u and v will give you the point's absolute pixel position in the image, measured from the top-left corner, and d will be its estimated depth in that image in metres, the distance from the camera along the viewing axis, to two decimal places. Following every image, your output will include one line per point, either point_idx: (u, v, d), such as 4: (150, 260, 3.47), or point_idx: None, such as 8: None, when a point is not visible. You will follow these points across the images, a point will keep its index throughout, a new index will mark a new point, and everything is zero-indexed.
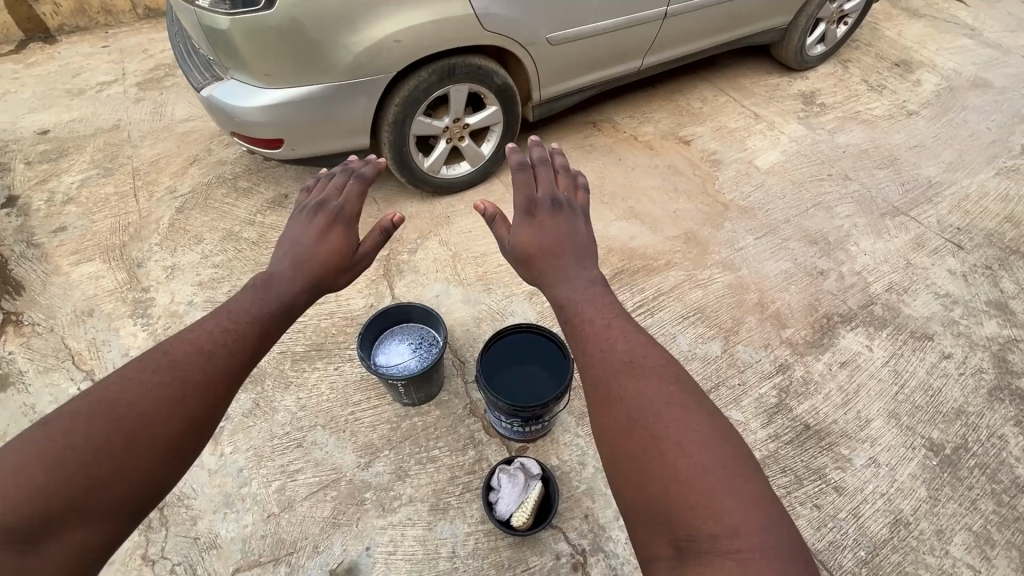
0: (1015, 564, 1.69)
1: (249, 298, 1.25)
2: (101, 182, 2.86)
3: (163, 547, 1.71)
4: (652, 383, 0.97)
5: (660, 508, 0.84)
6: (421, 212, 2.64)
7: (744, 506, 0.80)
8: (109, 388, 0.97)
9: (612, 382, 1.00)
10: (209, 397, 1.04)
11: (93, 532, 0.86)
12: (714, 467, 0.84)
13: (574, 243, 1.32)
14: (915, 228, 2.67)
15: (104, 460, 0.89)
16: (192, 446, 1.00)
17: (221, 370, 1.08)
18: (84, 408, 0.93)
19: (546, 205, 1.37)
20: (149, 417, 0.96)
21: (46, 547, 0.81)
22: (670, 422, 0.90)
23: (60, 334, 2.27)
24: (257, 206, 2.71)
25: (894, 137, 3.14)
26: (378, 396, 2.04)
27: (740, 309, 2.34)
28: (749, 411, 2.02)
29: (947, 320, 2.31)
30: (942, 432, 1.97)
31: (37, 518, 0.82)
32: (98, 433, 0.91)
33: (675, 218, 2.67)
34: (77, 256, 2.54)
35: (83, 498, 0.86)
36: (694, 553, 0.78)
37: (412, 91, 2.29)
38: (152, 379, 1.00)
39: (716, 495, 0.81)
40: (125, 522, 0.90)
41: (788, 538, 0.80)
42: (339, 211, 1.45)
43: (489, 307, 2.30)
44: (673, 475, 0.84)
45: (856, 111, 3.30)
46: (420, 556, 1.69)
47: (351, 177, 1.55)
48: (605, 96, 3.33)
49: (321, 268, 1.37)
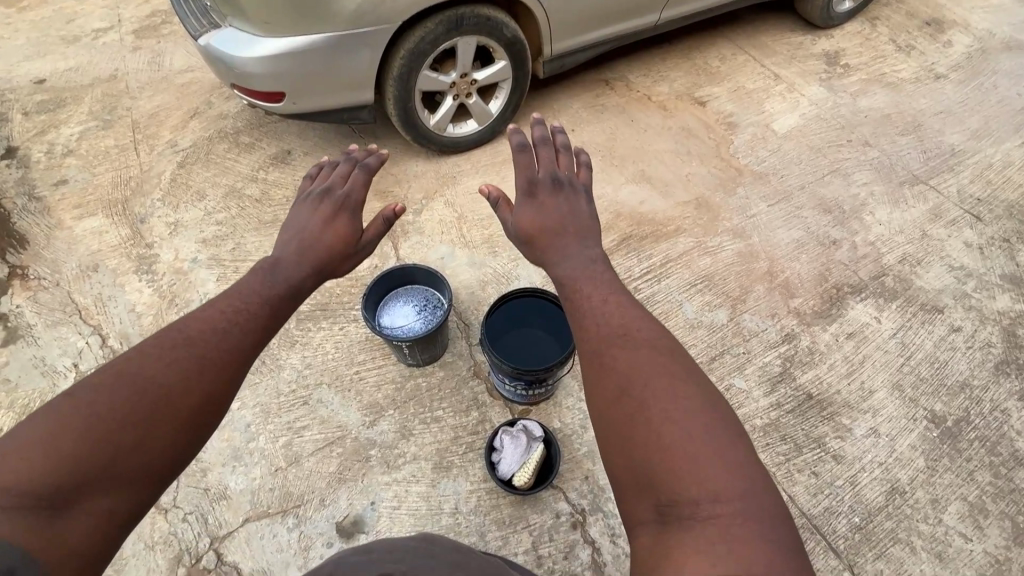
0: (1007, 533, 1.72)
1: (257, 280, 1.24)
2: (101, 134, 2.80)
3: (175, 497, 1.76)
4: (642, 352, 0.96)
5: (644, 472, 0.83)
6: (426, 171, 2.59)
7: (727, 473, 0.80)
8: (126, 363, 0.96)
9: (601, 351, 0.99)
10: (225, 373, 1.03)
11: (117, 500, 0.85)
12: (698, 432, 0.83)
13: (576, 220, 1.29)
14: (934, 198, 2.60)
15: (126, 430, 0.88)
16: (212, 419, 1.00)
17: (236, 348, 1.08)
18: (104, 380, 0.92)
19: (547, 184, 1.33)
20: (170, 389, 0.95)
21: (74, 513, 0.81)
22: (657, 390, 0.90)
23: (66, 289, 2.28)
24: (260, 162, 2.65)
25: (919, 102, 3.01)
26: (382, 356, 2.05)
27: (749, 277, 2.31)
28: (752, 379, 2.03)
29: (959, 293, 2.27)
30: (944, 404, 1.97)
31: (62, 486, 0.81)
32: (121, 403, 0.90)
33: (686, 183, 2.60)
34: (80, 210, 2.51)
35: (108, 465, 0.85)
36: (675, 520, 0.79)
37: (418, 44, 2.20)
38: (171, 354, 1.00)
39: (700, 462, 0.81)
40: (146, 491, 0.89)
41: (770, 505, 0.80)
42: (346, 199, 1.43)
43: (494, 270, 2.28)
44: (657, 442, 0.84)
45: (881, 74, 3.15)
46: (424, 512, 1.74)
47: (355, 166, 1.51)
48: (619, 52, 3.19)
49: (329, 252, 1.35)
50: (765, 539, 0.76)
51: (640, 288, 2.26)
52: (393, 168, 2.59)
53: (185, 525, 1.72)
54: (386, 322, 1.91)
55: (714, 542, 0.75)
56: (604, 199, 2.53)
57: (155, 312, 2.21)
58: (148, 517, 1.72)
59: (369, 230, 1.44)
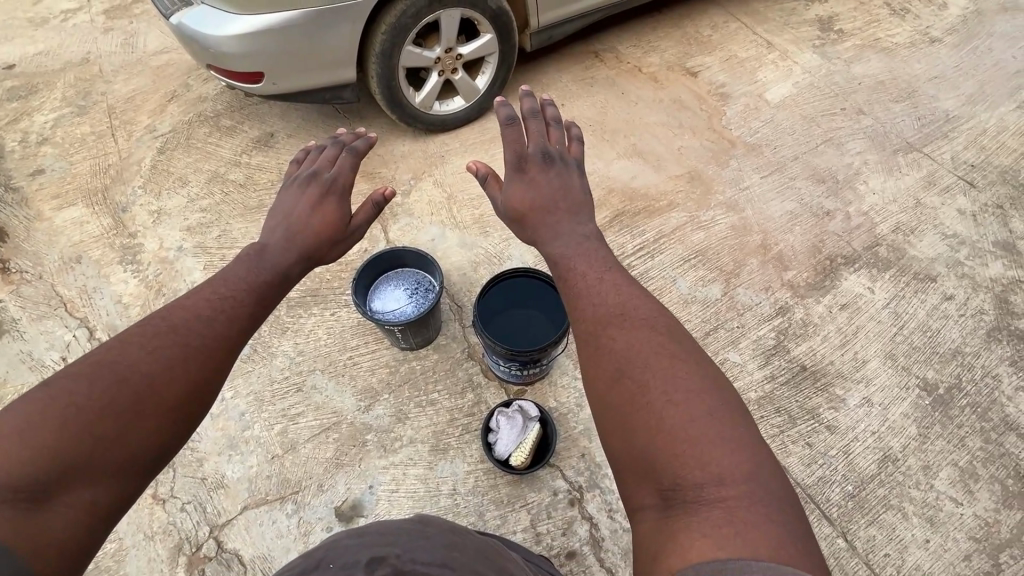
0: (996, 497, 1.75)
1: (244, 267, 1.21)
2: (76, 121, 2.71)
3: (172, 487, 1.76)
4: (641, 334, 0.95)
5: (646, 457, 0.82)
6: (413, 151, 2.53)
7: (731, 453, 0.79)
8: (108, 352, 0.94)
9: (600, 334, 0.97)
10: (211, 362, 1.02)
11: (101, 491, 0.84)
12: (701, 415, 0.82)
13: (565, 190, 1.26)
14: (928, 165, 2.57)
15: (110, 420, 0.87)
16: (198, 409, 0.99)
17: (222, 337, 1.06)
18: (85, 370, 0.90)
19: (538, 158, 1.30)
20: (155, 377, 0.94)
21: (57, 504, 0.79)
22: (658, 372, 0.88)
23: (49, 282, 2.23)
24: (242, 146, 2.58)
25: (914, 67, 2.96)
26: (375, 340, 2.03)
27: (742, 251, 2.29)
28: (746, 353, 2.03)
29: (952, 262, 2.27)
30: (936, 372, 1.99)
31: (43, 476, 0.78)
32: (104, 392, 0.88)
33: (679, 157, 2.56)
34: (59, 201, 2.45)
35: (91, 456, 0.83)
36: (679, 503, 0.77)
37: (399, 18, 2.12)
38: (155, 342, 0.98)
39: (703, 444, 0.79)
40: (131, 482, 0.88)
41: (775, 485, 0.78)
42: (335, 183, 1.39)
43: (486, 251, 2.25)
44: (659, 426, 0.83)
45: (875, 38, 3.09)
46: (422, 494, 1.75)
47: (343, 149, 1.46)
48: (608, 22, 3.10)
49: (318, 238, 1.32)
50: (772, 518, 0.73)
51: (633, 264, 2.24)
52: (380, 149, 2.53)
53: (183, 515, 1.72)
54: (377, 306, 1.89)
55: (720, 523, 0.72)
56: (596, 176, 2.49)
57: (142, 302, 2.17)
58: (147, 508, 1.72)
59: (358, 215, 1.41)
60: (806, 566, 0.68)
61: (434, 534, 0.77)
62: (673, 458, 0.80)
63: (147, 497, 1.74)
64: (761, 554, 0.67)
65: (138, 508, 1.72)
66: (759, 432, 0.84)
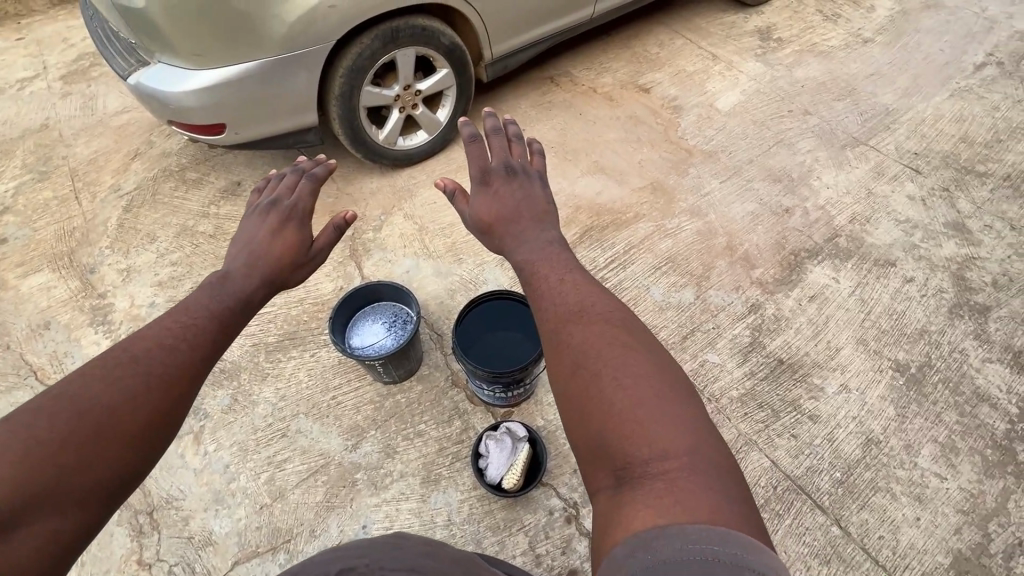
0: (978, 468, 1.79)
1: (204, 295, 1.22)
2: (38, 187, 2.69)
3: (158, 550, 1.70)
4: (597, 327, 0.98)
5: (598, 438, 0.83)
6: (381, 187, 2.57)
7: (676, 429, 0.80)
8: (69, 384, 0.93)
9: (559, 329, 1.00)
10: (174, 389, 1.01)
11: (66, 523, 0.82)
12: (649, 396, 0.84)
13: (523, 204, 1.30)
14: (875, 157, 2.71)
15: (72, 450, 0.85)
16: (162, 437, 0.97)
17: (185, 363, 1.06)
18: (45, 404, 0.89)
19: (500, 171, 1.34)
20: (117, 407, 0.93)
21: (19, 538, 0.76)
22: (610, 359, 0.91)
23: (17, 351, 2.18)
24: (210, 197, 2.59)
25: (850, 67, 3.13)
26: (358, 377, 2.02)
27: (710, 254, 2.36)
28: (724, 352, 2.07)
29: (909, 245, 2.37)
30: (906, 352, 2.06)
31: (5, 509, 0.76)
32: (66, 424, 0.87)
33: (640, 170, 2.65)
34: (23, 268, 2.41)
35: (55, 487, 0.82)
36: (627, 480, 0.78)
37: (356, 60, 2.18)
38: (117, 373, 0.97)
39: (650, 421, 0.81)
40: (95, 514, 0.86)
41: (719, 460, 0.79)
42: (295, 208, 1.41)
43: (461, 278, 2.27)
44: (609, 408, 0.84)
45: (812, 44, 3.27)
46: (417, 528, 1.72)
47: (302, 176, 1.49)
48: (560, 48, 3.23)
49: (280, 263, 1.33)
50: (712, 488, 0.74)
51: (607, 277, 2.29)
52: (348, 187, 2.56)
53: None
54: (356, 342, 1.89)
55: (662, 494, 0.73)
56: (562, 195, 2.55)
57: None
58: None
59: (320, 239, 1.42)
60: (743, 531, 0.69)
61: (411, 545, 0.79)
62: (620, 436, 0.81)
63: (132, 563, 1.68)
64: (697, 518, 0.68)
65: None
66: (708, 415, 0.86)
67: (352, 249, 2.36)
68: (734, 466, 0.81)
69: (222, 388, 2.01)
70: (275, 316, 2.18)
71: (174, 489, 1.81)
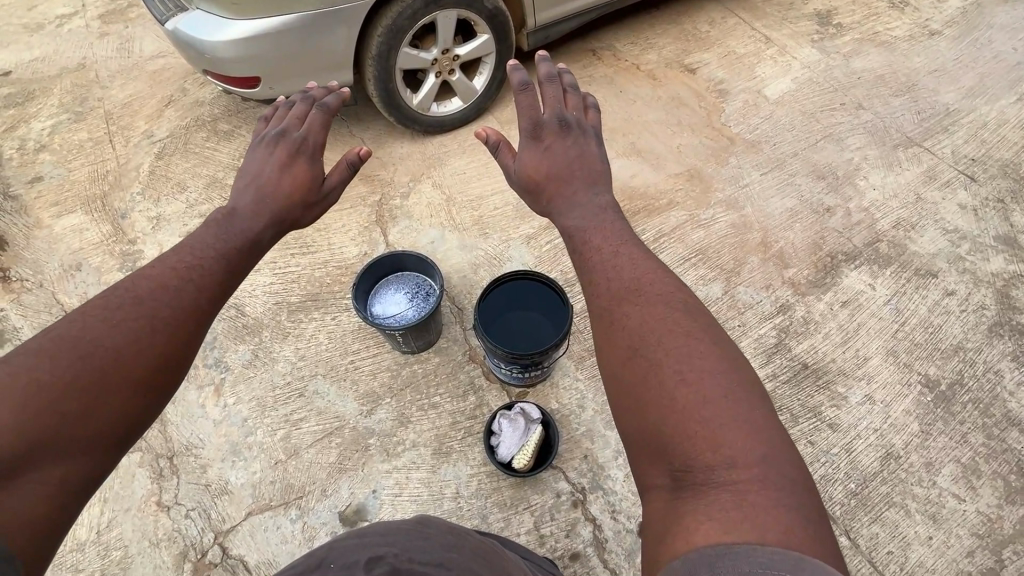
0: (999, 493, 1.75)
1: (209, 238, 1.21)
2: (73, 128, 2.71)
3: (176, 494, 1.76)
4: (656, 310, 0.95)
5: (658, 435, 0.82)
6: (411, 153, 2.52)
7: (743, 435, 0.78)
8: (70, 327, 0.93)
9: (615, 310, 0.97)
10: (179, 332, 1.01)
11: (76, 466, 0.84)
12: (716, 396, 0.81)
13: (576, 174, 1.25)
14: (928, 159, 2.57)
15: (78, 394, 0.86)
16: (171, 377, 0.99)
17: (190, 307, 1.05)
18: (47, 347, 0.89)
19: (554, 126, 1.29)
20: (122, 349, 0.93)
21: (25, 481, 0.79)
22: (675, 353, 0.87)
23: (50, 290, 2.23)
24: (241, 150, 2.58)
25: (913, 60, 2.94)
26: (376, 344, 2.03)
27: (743, 249, 2.29)
28: (748, 351, 2.03)
29: (954, 257, 2.26)
30: (938, 368, 1.99)
31: (14, 455, 0.78)
32: (69, 368, 0.87)
33: (677, 156, 2.55)
34: (58, 208, 2.45)
35: (63, 432, 0.83)
36: (688, 484, 0.77)
37: (395, 20, 2.11)
38: (121, 315, 0.97)
39: (717, 424, 0.79)
40: (105, 454, 0.88)
41: (790, 471, 0.77)
42: (302, 139, 1.38)
43: (485, 253, 2.25)
44: (671, 404, 0.82)
45: (874, 32, 3.07)
46: (425, 497, 1.74)
47: (313, 105, 1.46)
48: (605, 20, 3.09)
49: (286, 200, 1.31)
50: (785, 504, 0.73)
51: None
52: (378, 151, 2.53)
53: (188, 522, 1.71)
54: (377, 314, 1.88)
55: (728, 507, 0.72)
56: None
57: None
58: (151, 515, 1.73)
59: (332, 174, 1.40)
60: (815, 552, 0.68)
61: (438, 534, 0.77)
62: (684, 437, 0.79)
63: (151, 504, 1.75)
64: (768, 540, 0.67)
65: (142, 514, 1.73)
66: (778, 417, 0.83)
67: (379, 215, 2.34)
68: (805, 473, 0.79)
69: (244, 343, 2.04)
70: (299, 276, 2.19)
71: (195, 437, 1.86)
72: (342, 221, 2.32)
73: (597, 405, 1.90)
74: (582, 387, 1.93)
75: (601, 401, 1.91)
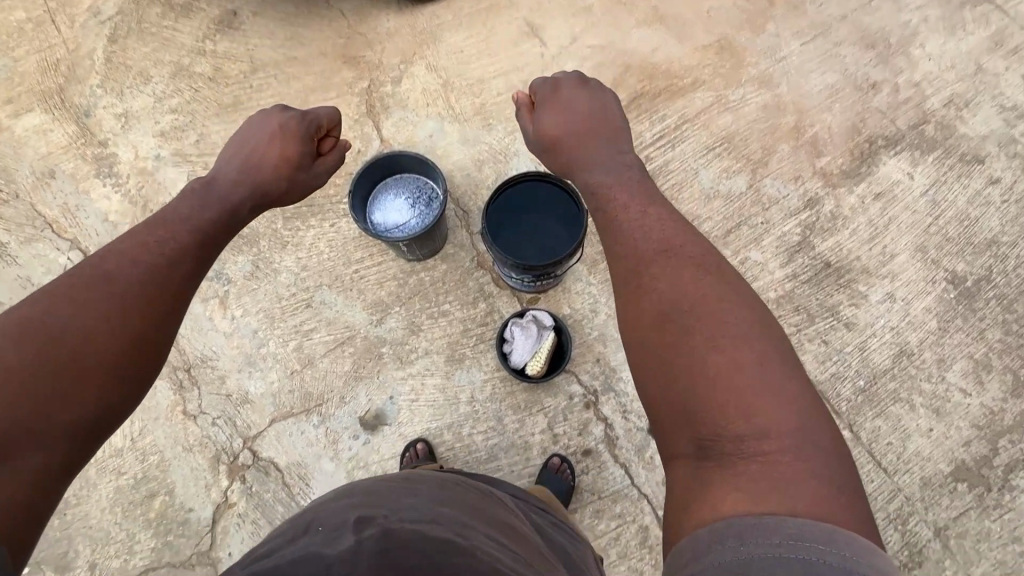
0: (1006, 386, 1.77)
1: (192, 211, 1.16)
2: (5, 5, 2.33)
3: (200, 404, 1.81)
4: (688, 271, 0.87)
5: (686, 404, 0.77)
6: (399, 27, 2.18)
7: (777, 407, 0.74)
8: (33, 306, 0.86)
9: (643, 269, 0.89)
10: (153, 313, 0.96)
11: (50, 454, 0.80)
12: (751, 366, 0.76)
13: (597, 118, 1.14)
14: (999, 19, 2.21)
15: (62, 375, 0.83)
16: (148, 364, 0.94)
17: (165, 286, 1.00)
18: (8, 327, 0.82)
19: (569, 79, 1.19)
20: (93, 330, 0.88)
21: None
22: (709, 317, 0.81)
23: (28, 200, 2.09)
24: (203, 29, 2.23)
25: None
26: (380, 252, 1.94)
27: (773, 136, 2.07)
28: (769, 250, 1.93)
29: (1006, 140, 2.05)
30: (967, 263, 1.90)
31: None
32: (34, 351, 0.81)
33: (707, 23, 2.21)
34: (13, 106, 2.20)
35: (34, 419, 0.79)
36: (716, 455, 0.74)
37: None
38: (90, 293, 0.91)
39: (751, 396, 0.74)
40: (79, 443, 0.84)
41: (821, 442, 0.74)
42: (301, 122, 1.34)
43: (490, 148, 2.05)
44: (703, 373, 0.77)
45: None
46: (441, 402, 1.78)
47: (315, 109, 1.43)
48: None
49: (271, 178, 1.28)
50: (820, 476, 0.70)
51: (652, 158, 2.05)
52: (361, 26, 2.19)
53: (215, 428, 1.78)
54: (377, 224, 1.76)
55: (759, 478, 0.70)
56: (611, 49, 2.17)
57: (132, 220, 2.05)
58: (180, 423, 1.80)
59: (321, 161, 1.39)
60: (849, 523, 0.66)
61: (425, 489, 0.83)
62: (714, 408, 0.75)
63: (178, 412, 1.81)
64: (801, 511, 0.66)
65: (171, 423, 1.80)
66: (812, 387, 0.79)
67: (369, 106, 2.10)
68: (839, 443, 0.76)
69: (241, 254, 1.95)
70: None
71: (208, 350, 1.86)
72: (330, 114, 2.09)
73: (609, 310, 1.86)
74: (595, 292, 1.87)
75: (615, 305, 1.86)
